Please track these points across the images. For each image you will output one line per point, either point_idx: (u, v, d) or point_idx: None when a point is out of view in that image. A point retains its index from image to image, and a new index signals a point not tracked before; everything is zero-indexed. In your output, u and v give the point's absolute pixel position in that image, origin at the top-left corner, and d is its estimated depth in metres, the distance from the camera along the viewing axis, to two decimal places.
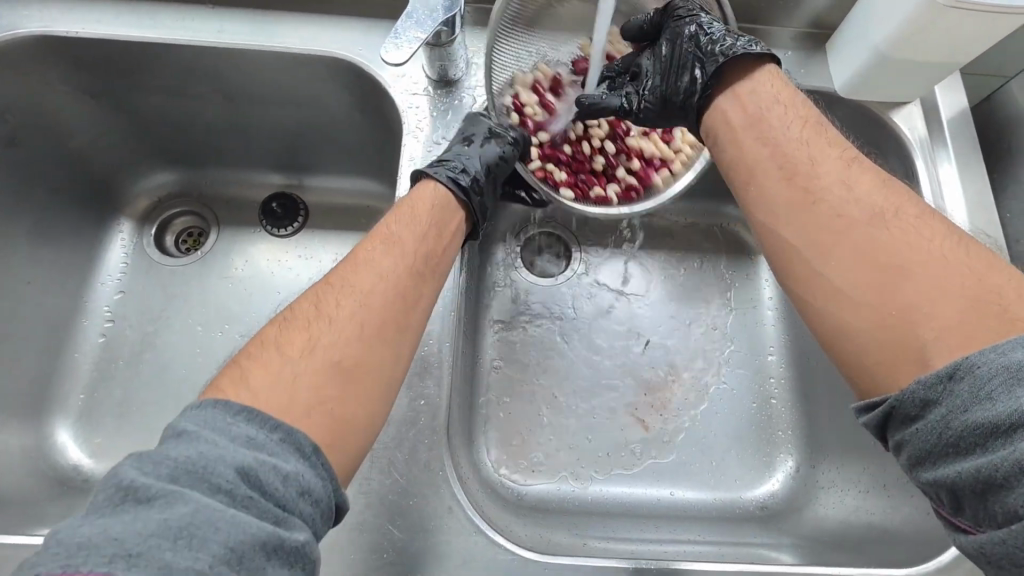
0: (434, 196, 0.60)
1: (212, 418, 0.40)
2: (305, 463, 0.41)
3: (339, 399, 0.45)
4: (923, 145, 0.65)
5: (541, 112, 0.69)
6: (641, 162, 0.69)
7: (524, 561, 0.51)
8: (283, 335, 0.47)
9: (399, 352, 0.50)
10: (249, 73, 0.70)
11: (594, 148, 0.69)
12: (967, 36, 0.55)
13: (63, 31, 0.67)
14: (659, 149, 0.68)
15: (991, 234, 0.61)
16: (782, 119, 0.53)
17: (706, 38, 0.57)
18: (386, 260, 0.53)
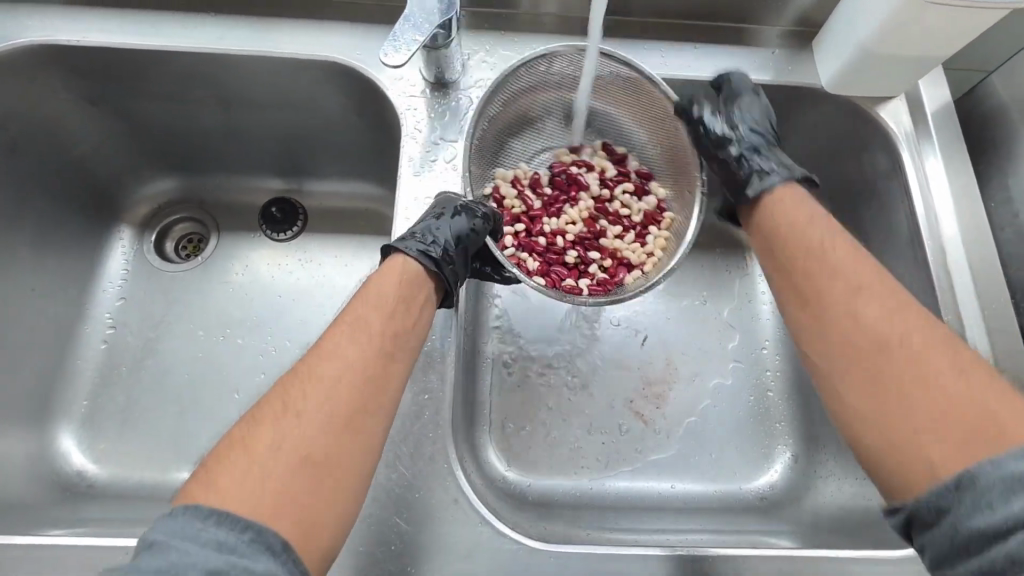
0: (400, 278, 0.54)
1: (182, 528, 0.38)
2: (277, 561, 0.38)
3: (314, 490, 0.42)
4: (909, 138, 0.66)
5: (518, 203, 0.69)
6: (614, 262, 0.68)
7: (529, 550, 0.52)
8: (250, 435, 0.43)
9: (373, 438, 0.46)
10: (248, 77, 0.71)
11: (569, 242, 0.68)
12: (948, 29, 0.56)
13: (63, 39, 0.68)
14: (634, 252, 0.68)
15: (978, 224, 0.63)
16: (800, 246, 0.55)
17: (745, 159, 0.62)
18: (352, 346, 0.47)
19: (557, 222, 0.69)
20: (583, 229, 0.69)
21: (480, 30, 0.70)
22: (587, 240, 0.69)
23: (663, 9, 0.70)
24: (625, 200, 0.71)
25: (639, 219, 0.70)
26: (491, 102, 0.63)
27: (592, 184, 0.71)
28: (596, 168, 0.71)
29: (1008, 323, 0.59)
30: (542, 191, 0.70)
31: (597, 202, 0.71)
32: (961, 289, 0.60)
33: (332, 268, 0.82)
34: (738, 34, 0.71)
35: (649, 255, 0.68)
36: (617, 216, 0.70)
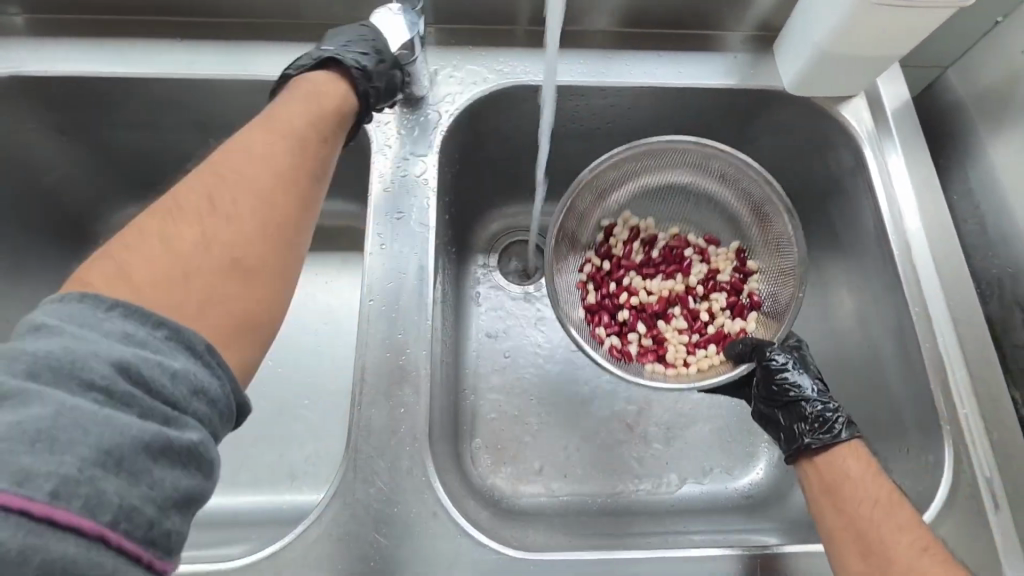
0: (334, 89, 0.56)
1: (82, 315, 0.34)
2: (196, 360, 0.36)
3: (236, 292, 0.41)
4: (871, 136, 0.68)
5: (619, 248, 0.75)
6: (651, 343, 0.70)
7: (508, 560, 0.52)
8: (169, 225, 0.41)
9: (297, 252, 0.46)
10: (220, 100, 0.72)
11: (631, 304, 0.72)
12: (897, 28, 0.58)
13: (35, 71, 0.69)
14: (676, 351, 0.69)
15: (940, 217, 0.64)
16: (861, 494, 0.51)
17: (808, 415, 0.57)
18: (280, 158, 0.48)
19: (639, 278, 0.73)
20: (653, 302, 0.72)
21: (448, 46, 0.71)
22: (649, 313, 0.72)
23: (627, 18, 0.71)
24: (718, 311, 0.72)
25: (712, 332, 0.71)
26: (620, 165, 0.68)
27: (696, 275, 0.74)
28: (711, 264, 0.74)
29: (972, 313, 0.60)
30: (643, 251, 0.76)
31: (686, 291, 0.73)
32: (926, 281, 0.61)
33: (312, 287, 0.83)
34: (702, 40, 0.72)
35: (685, 362, 0.68)
36: (699, 319, 0.72)
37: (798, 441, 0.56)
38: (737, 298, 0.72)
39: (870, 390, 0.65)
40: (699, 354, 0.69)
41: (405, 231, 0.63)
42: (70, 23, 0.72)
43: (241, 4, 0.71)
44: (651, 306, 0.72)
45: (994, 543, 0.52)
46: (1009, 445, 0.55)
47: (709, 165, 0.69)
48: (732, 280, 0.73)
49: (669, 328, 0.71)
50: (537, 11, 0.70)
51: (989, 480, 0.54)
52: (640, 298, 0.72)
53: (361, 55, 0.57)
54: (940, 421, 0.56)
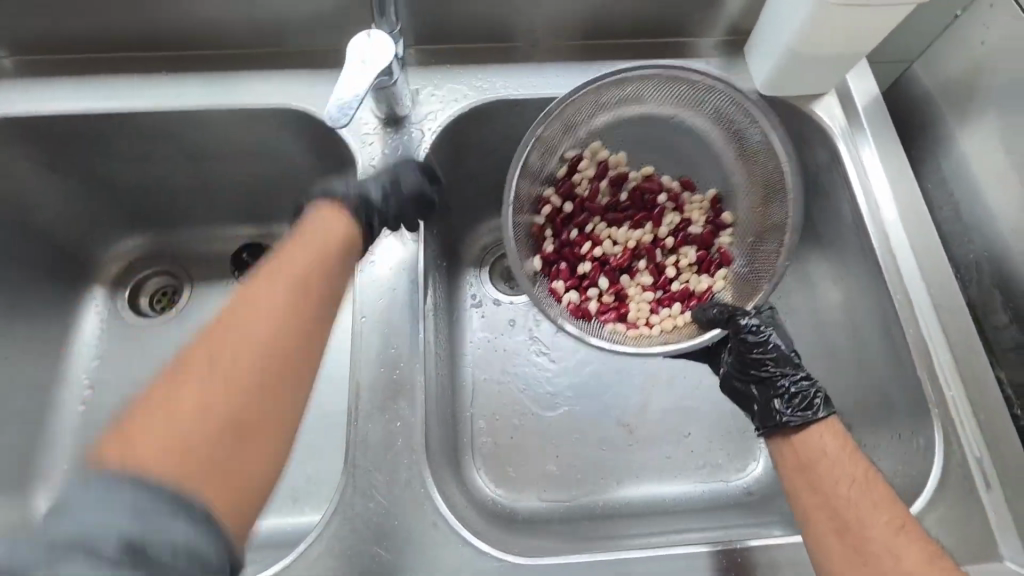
0: (340, 230, 0.57)
1: (90, 497, 0.33)
2: (196, 528, 0.35)
3: (234, 453, 0.39)
4: (844, 132, 0.69)
5: (587, 184, 0.74)
6: (614, 298, 0.72)
7: (510, 565, 0.52)
8: (173, 389, 0.40)
9: (299, 398, 0.45)
10: (206, 132, 0.74)
11: (594, 255, 0.73)
12: (861, 26, 0.60)
13: (24, 111, 0.70)
14: (641, 310, 0.71)
15: (915, 206, 0.66)
16: (837, 473, 0.51)
17: (788, 392, 0.57)
18: (283, 304, 0.47)
19: (601, 226, 0.74)
20: (618, 254, 0.74)
21: (428, 65, 0.73)
22: (610, 266, 0.73)
23: (601, 31, 0.73)
24: (684, 266, 0.74)
25: (677, 289, 0.73)
26: (599, 92, 0.67)
27: (666, 227, 0.75)
28: (682, 216, 0.75)
29: (953, 297, 0.61)
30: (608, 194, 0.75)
31: (655, 242, 0.75)
32: (906, 268, 0.63)
33: None
34: (676, 48, 0.75)
35: (647, 322, 0.71)
36: (665, 275, 0.74)
37: (774, 416, 0.57)
38: (705, 254, 0.74)
39: (859, 378, 0.66)
40: (663, 311, 0.71)
41: (394, 247, 0.64)
42: (55, 62, 0.73)
43: (223, 36, 0.72)
44: (617, 258, 0.74)
45: (989, 521, 0.52)
46: (996, 425, 0.56)
47: (693, 100, 0.69)
48: (704, 233, 0.74)
49: (633, 285, 0.74)
50: (514, 28, 0.72)
51: (979, 460, 0.55)
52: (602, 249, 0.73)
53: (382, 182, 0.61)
54: (928, 405, 0.57)
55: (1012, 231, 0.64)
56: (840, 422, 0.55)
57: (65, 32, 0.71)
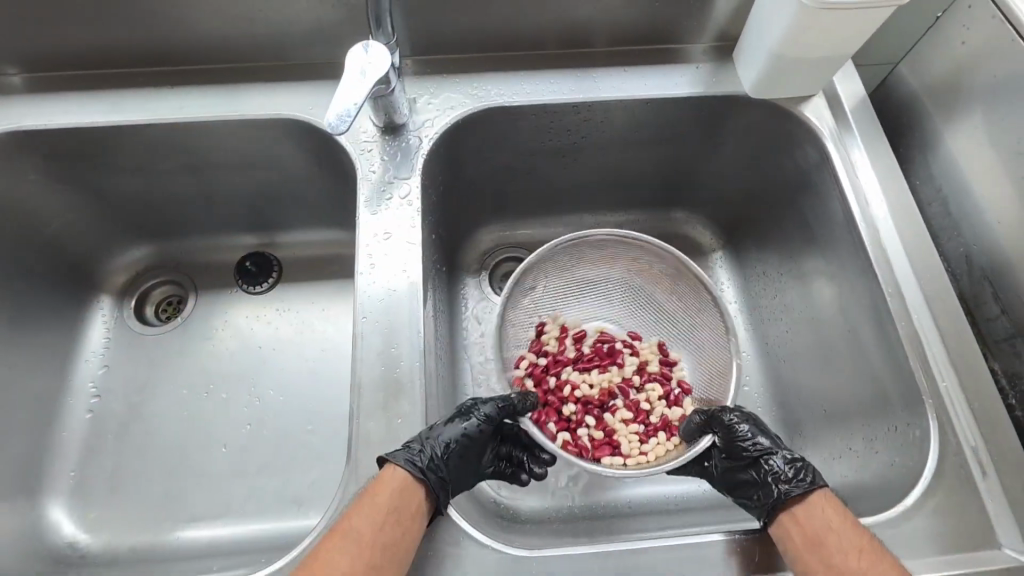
0: (401, 479, 0.53)
1: None
2: None
3: None
4: (832, 131, 0.71)
5: (553, 344, 0.77)
6: (603, 436, 0.69)
7: (511, 559, 0.53)
8: None
9: None
10: (210, 145, 0.76)
11: (575, 398, 0.72)
12: (846, 29, 0.61)
13: (33, 125, 0.72)
14: (630, 442, 0.68)
15: (903, 202, 0.67)
16: (845, 546, 0.50)
17: (779, 475, 0.57)
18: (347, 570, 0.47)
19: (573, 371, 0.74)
20: (595, 395, 0.73)
21: (425, 75, 0.75)
22: (592, 408, 0.72)
23: (594, 39, 0.75)
24: (654, 402, 0.73)
25: (656, 421, 0.71)
26: (568, 247, 0.75)
27: (630, 366, 0.76)
28: (639, 357, 0.76)
29: (944, 290, 0.62)
30: (574, 346, 0.77)
31: (624, 381, 0.75)
32: (897, 264, 0.64)
33: (309, 316, 0.87)
34: (666, 53, 0.77)
35: (641, 453, 0.67)
36: (640, 408, 0.72)
37: (776, 489, 0.56)
38: (669, 388, 0.74)
39: (855, 373, 0.67)
40: (653, 444, 0.68)
41: (394, 248, 0.65)
42: (65, 79, 0.76)
43: (226, 51, 0.75)
44: (594, 404, 0.72)
45: (986, 508, 0.53)
46: (991, 415, 0.56)
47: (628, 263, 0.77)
48: (661, 371, 0.76)
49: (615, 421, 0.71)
50: (508, 37, 0.74)
51: (974, 449, 0.55)
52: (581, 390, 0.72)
53: (455, 423, 0.61)
54: (923, 397, 0.58)
55: (999, 224, 0.65)
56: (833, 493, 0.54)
57: (74, 49, 0.73)
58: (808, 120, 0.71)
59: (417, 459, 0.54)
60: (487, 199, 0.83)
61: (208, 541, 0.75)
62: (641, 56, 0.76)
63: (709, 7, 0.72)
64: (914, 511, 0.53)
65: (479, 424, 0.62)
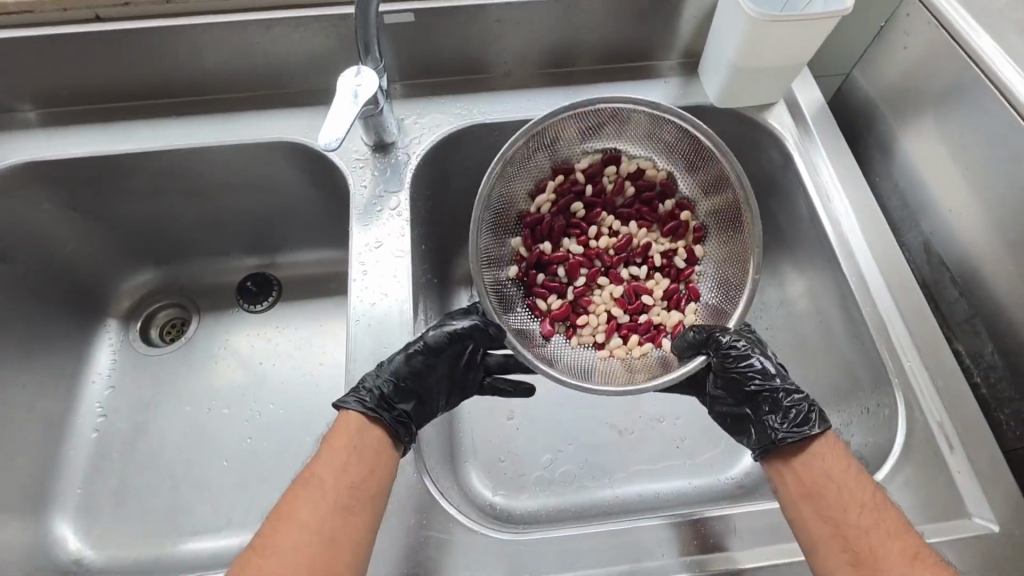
0: (357, 421, 0.57)
1: None
2: None
3: None
4: (794, 136, 0.75)
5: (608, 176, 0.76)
6: (585, 278, 0.75)
7: (500, 542, 0.56)
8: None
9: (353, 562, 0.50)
10: (213, 169, 0.81)
11: (585, 241, 0.76)
12: (796, 41, 0.66)
13: (47, 156, 0.77)
14: (597, 316, 0.74)
15: (863, 198, 0.71)
16: (846, 500, 0.53)
17: (777, 419, 0.59)
18: (312, 503, 0.51)
19: (612, 219, 0.77)
20: (610, 250, 0.77)
21: (412, 98, 0.80)
22: (595, 267, 0.76)
23: (570, 60, 0.81)
24: (656, 300, 0.75)
25: (643, 319, 0.74)
26: (578, 120, 0.70)
27: (658, 249, 0.77)
28: (671, 245, 0.77)
29: (906, 276, 0.66)
30: (629, 187, 0.77)
31: (648, 263, 0.77)
32: (859, 253, 0.68)
33: (308, 332, 0.91)
34: (637, 71, 0.82)
35: (600, 337, 0.73)
36: (638, 301, 0.75)
37: (770, 436, 0.58)
38: (678, 286, 0.75)
39: (829, 360, 0.70)
40: (614, 346, 0.72)
41: (385, 257, 0.69)
42: (77, 114, 0.81)
43: (227, 83, 0.81)
44: (610, 249, 0.77)
45: (952, 479, 0.55)
46: (953, 390, 0.60)
47: (662, 138, 0.73)
48: (682, 267, 0.76)
49: (602, 294, 0.75)
50: (489, 60, 0.80)
51: (938, 422, 0.58)
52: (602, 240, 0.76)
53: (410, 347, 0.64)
54: (889, 377, 0.61)
55: (952, 213, 0.69)
56: (834, 432, 0.57)
57: (84, 87, 0.79)
58: (771, 126, 0.75)
59: (366, 401, 0.58)
60: None
61: (213, 552, 0.76)
62: (614, 74, 0.82)
63: (672, 27, 0.77)
64: (886, 484, 0.56)
65: (422, 356, 0.63)
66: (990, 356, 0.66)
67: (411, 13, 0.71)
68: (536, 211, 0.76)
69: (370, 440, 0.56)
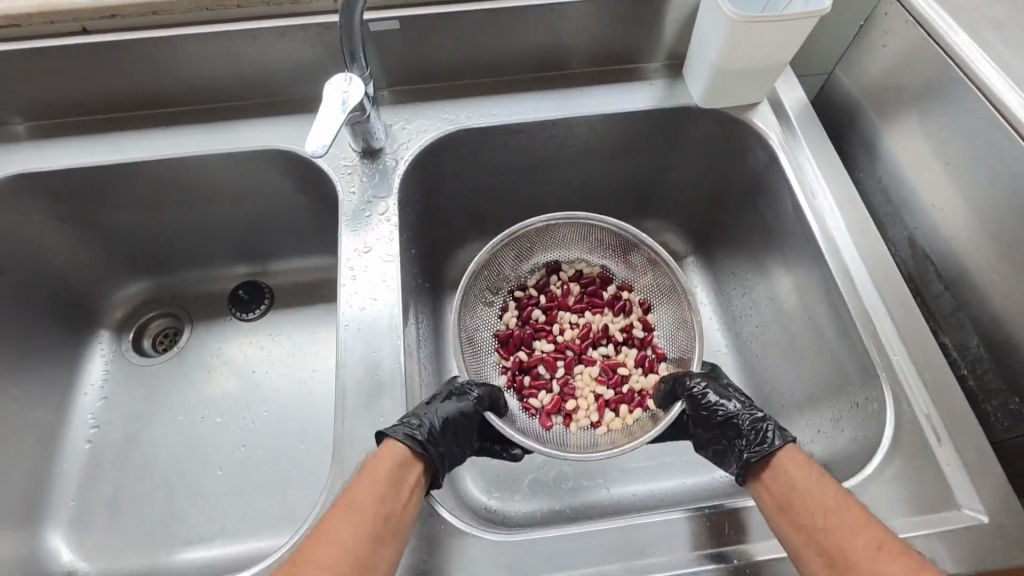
0: (401, 451, 0.56)
1: None
2: None
3: None
4: (778, 134, 0.76)
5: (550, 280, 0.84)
6: (565, 372, 0.78)
7: (491, 543, 0.56)
8: None
9: None
10: (203, 178, 0.82)
11: (553, 342, 0.80)
12: (776, 41, 0.67)
13: (37, 168, 0.77)
14: (587, 398, 0.75)
15: (847, 194, 0.72)
16: (810, 502, 0.52)
17: (743, 443, 0.62)
18: (354, 530, 0.49)
19: (569, 315, 0.82)
20: (574, 340, 0.81)
21: (400, 104, 0.81)
22: (569, 357, 0.79)
23: (557, 63, 0.82)
24: (631, 370, 0.78)
25: (625, 391, 0.76)
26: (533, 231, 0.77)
27: (616, 325, 0.81)
28: (627, 320, 0.81)
29: (891, 271, 0.67)
30: (575, 287, 0.84)
31: (614, 340, 0.81)
32: (845, 249, 0.68)
33: (301, 340, 0.91)
34: (623, 73, 0.83)
35: (596, 418, 0.74)
36: (616, 374, 0.78)
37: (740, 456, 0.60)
38: (646, 353, 0.79)
39: (818, 356, 0.70)
40: (607, 418, 0.73)
41: (374, 262, 0.69)
42: (67, 126, 0.81)
43: (217, 93, 0.81)
44: (575, 338, 0.81)
45: (940, 470, 0.56)
46: (940, 383, 0.60)
47: (586, 236, 0.80)
48: (642, 334, 0.80)
49: (583, 377, 0.78)
50: (476, 65, 0.80)
51: (925, 415, 0.58)
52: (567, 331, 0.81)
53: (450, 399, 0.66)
54: (877, 371, 0.61)
55: (935, 208, 0.70)
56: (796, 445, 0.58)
57: (74, 98, 0.79)
58: (755, 125, 0.76)
59: (416, 434, 0.58)
60: (467, 219, 0.88)
61: (206, 561, 0.76)
62: (601, 76, 0.82)
63: (657, 30, 0.78)
64: (876, 477, 0.56)
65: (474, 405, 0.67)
66: (976, 348, 0.67)
67: (396, 20, 0.71)
68: (505, 329, 0.80)
69: (410, 475, 0.56)
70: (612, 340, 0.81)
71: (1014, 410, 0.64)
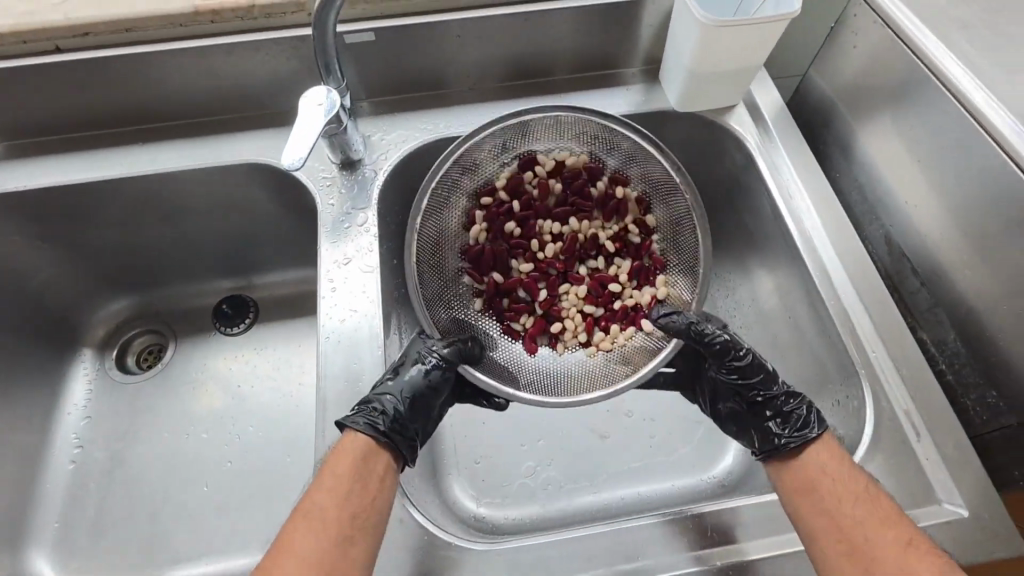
0: (362, 444, 0.57)
1: None
2: None
3: None
4: (754, 137, 0.77)
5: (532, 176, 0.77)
6: (548, 292, 0.75)
7: (474, 553, 0.55)
8: None
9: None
10: (182, 193, 0.81)
11: (534, 259, 0.76)
12: (748, 44, 0.68)
13: (14, 187, 0.77)
14: (575, 321, 0.74)
15: (823, 194, 0.73)
16: (838, 495, 0.53)
17: (779, 424, 0.62)
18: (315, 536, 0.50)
19: (552, 223, 0.77)
20: (560, 252, 0.77)
21: (379, 115, 0.81)
22: (553, 275, 0.76)
23: (535, 71, 0.82)
24: (624, 283, 0.76)
25: (617, 306, 0.75)
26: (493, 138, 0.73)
27: (607, 232, 0.78)
28: (622, 224, 0.78)
29: (868, 268, 0.67)
30: (557, 186, 0.77)
31: (604, 250, 0.78)
32: (822, 248, 0.69)
33: (286, 353, 0.91)
34: (601, 80, 0.83)
35: (585, 340, 0.74)
36: (607, 291, 0.75)
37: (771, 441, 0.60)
38: (641, 262, 0.77)
39: (800, 354, 0.71)
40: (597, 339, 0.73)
41: (354, 274, 0.69)
42: (44, 145, 0.81)
43: (195, 108, 0.81)
44: (562, 249, 0.77)
45: (919, 466, 0.56)
46: (918, 379, 0.60)
47: (572, 127, 0.75)
48: (637, 244, 0.77)
49: (569, 297, 0.75)
50: (454, 74, 0.81)
51: (904, 411, 0.59)
52: (552, 247, 0.76)
53: (422, 367, 0.65)
54: (856, 369, 0.62)
55: (910, 205, 0.71)
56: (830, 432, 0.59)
57: (50, 117, 0.79)
58: (731, 128, 0.77)
59: (377, 423, 0.59)
60: None
61: None
62: (579, 83, 0.83)
63: (633, 36, 0.79)
64: None
65: (439, 371, 0.66)
66: (953, 343, 0.67)
67: (371, 32, 0.71)
68: (474, 244, 0.76)
69: (374, 467, 0.56)
70: (601, 250, 0.78)
71: (991, 403, 0.64)
